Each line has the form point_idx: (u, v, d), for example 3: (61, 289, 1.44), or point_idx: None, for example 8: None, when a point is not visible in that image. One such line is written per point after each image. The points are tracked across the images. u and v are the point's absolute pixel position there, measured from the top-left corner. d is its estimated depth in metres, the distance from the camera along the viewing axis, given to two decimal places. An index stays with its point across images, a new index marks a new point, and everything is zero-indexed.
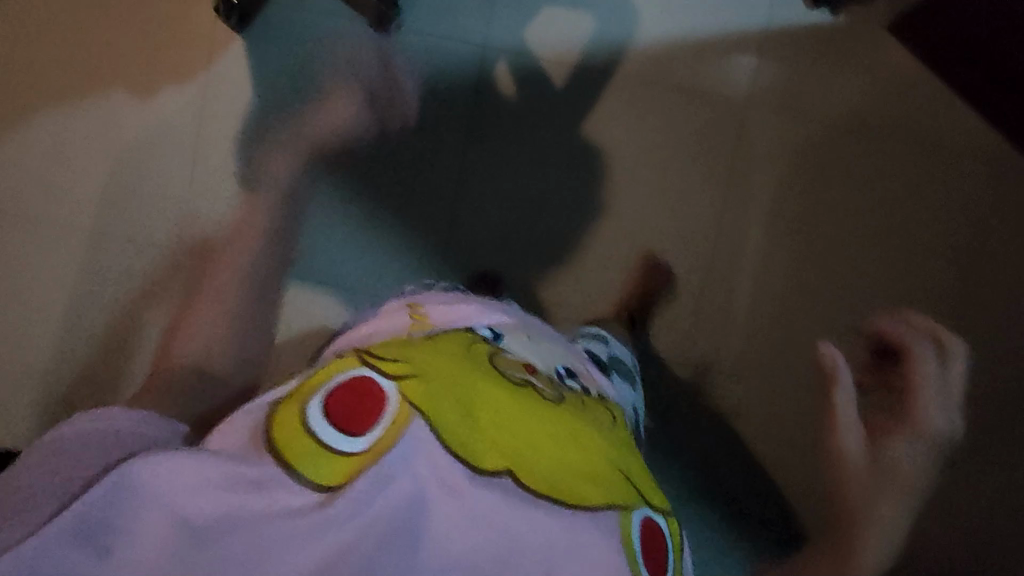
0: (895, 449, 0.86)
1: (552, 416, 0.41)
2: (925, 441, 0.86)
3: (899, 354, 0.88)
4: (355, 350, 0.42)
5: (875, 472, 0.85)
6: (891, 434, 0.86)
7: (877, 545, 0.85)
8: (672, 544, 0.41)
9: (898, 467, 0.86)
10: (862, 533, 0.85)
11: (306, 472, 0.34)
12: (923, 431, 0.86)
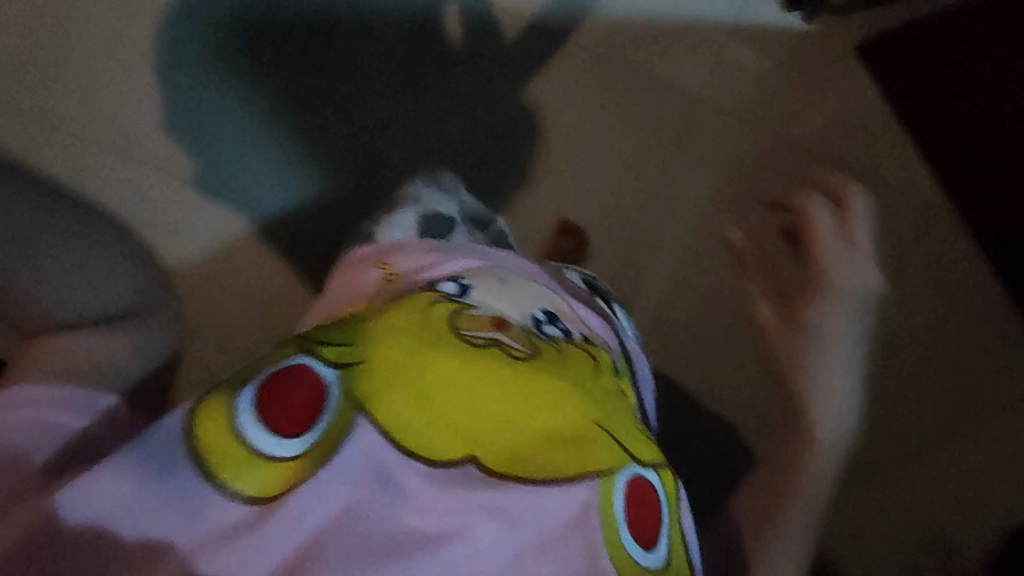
0: (831, 317, 0.49)
1: (512, 383, 0.37)
2: (862, 305, 0.50)
3: (811, 216, 0.51)
4: (299, 334, 0.39)
5: (829, 355, 0.49)
6: (821, 296, 0.49)
7: (830, 440, 0.48)
8: (665, 504, 0.38)
9: (830, 341, 0.49)
10: (826, 421, 0.48)
11: (234, 483, 0.33)
12: (848, 289, 0.49)
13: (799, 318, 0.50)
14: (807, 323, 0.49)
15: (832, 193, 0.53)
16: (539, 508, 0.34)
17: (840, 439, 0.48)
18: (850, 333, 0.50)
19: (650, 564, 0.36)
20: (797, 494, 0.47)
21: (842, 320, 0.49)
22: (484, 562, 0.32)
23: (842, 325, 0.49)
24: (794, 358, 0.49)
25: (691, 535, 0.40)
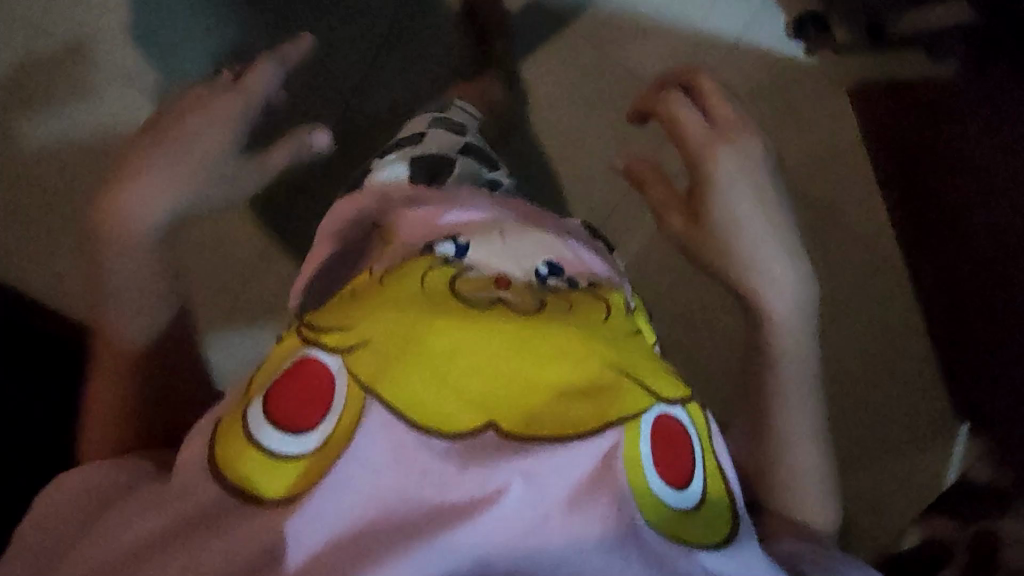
0: (723, 202, 0.49)
1: (507, 336, 0.36)
2: (756, 173, 0.50)
3: (674, 117, 0.51)
4: (299, 322, 0.38)
5: (744, 240, 0.49)
6: (705, 188, 0.50)
7: (782, 320, 0.49)
8: (696, 440, 0.37)
9: (734, 227, 0.49)
10: (774, 304, 0.49)
11: (256, 490, 0.33)
12: (728, 171, 0.49)
13: (703, 211, 0.50)
14: (709, 223, 0.50)
15: (685, 84, 0.52)
16: (568, 458, 0.33)
17: (795, 314, 0.49)
18: (756, 197, 0.49)
19: (684, 504, 0.35)
20: (775, 379, 0.49)
21: (739, 198, 0.49)
22: (521, 523, 0.31)
23: (742, 201, 0.49)
24: (719, 264, 0.50)
25: (728, 466, 0.39)
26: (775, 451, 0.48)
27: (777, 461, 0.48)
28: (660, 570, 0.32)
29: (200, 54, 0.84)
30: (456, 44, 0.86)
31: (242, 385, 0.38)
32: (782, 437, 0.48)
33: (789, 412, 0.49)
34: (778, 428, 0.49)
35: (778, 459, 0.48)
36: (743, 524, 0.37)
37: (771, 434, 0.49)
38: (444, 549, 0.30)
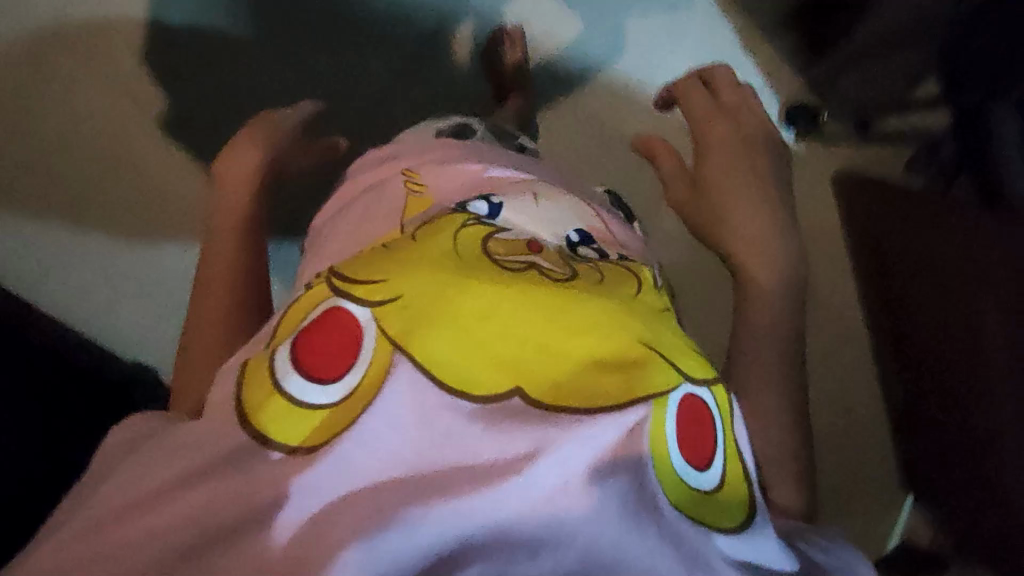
0: (719, 156, 0.61)
1: (533, 295, 0.35)
2: (750, 141, 0.62)
3: (688, 104, 0.69)
4: (327, 270, 0.38)
5: (733, 183, 0.58)
6: (704, 149, 0.63)
7: (769, 291, 0.51)
8: (720, 423, 0.37)
9: (726, 173, 0.59)
10: (760, 274, 0.52)
11: (278, 437, 0.33)
12: (721, 134, 0.63)
13: (704, 167, 0.61)
14: (707, 172, 0.60)
15: (705, 79, 0.70)
16: (594, 432, 0.32)
17: (770, 243, 0.53)
18: (752, 166, 0.59)
19: (705, 486, 0.35)
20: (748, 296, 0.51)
21: (729, 155, 0.61)
22: (541, 493, 0.31)
23: (733, 158, 0.60)
24: (710, 202, 0.58)
25: (749, 452, 0.38)
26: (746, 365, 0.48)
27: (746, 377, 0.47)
28: (675, 549, 0.32)
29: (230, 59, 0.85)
30: (475, 86, 0.88)
31: (267, 329, 0.38)
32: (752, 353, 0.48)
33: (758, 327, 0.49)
34: (750, 344, 0.49)
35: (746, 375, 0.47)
36: (760, 511, 0.37)
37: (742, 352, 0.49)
38: (463, 513, 0.30)
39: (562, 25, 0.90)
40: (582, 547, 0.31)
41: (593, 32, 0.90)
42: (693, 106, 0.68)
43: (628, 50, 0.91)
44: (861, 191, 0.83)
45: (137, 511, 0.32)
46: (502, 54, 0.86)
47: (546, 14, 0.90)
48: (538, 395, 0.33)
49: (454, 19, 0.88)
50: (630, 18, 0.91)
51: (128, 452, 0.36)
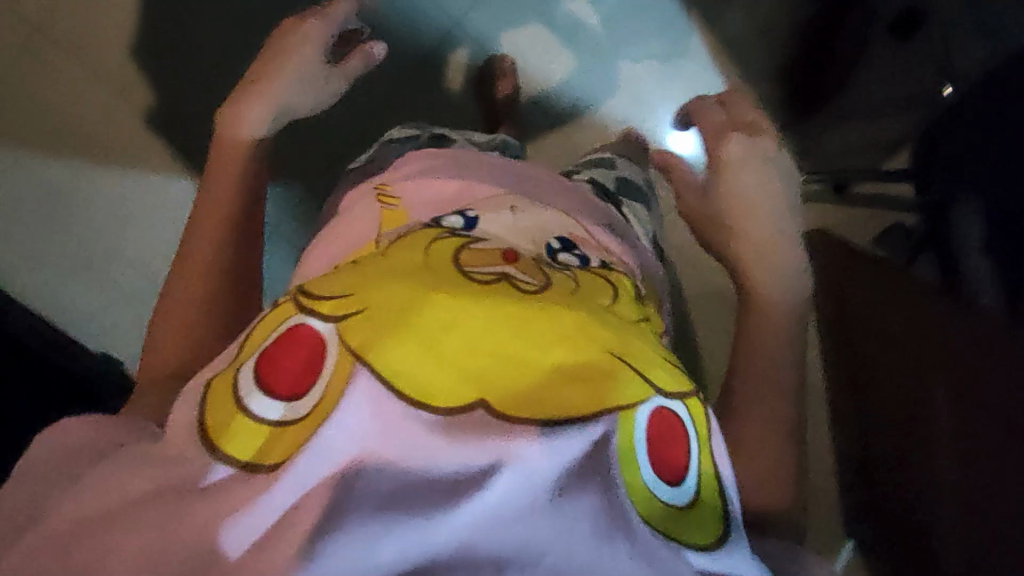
0: (735, 184, 0.50)
1: (498, 307, 0.35)
2: (769, 161, 0.50)
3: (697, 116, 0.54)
4: (295, 289, 0.38)
5: (753, 222, 0.50)
6: (717, 169, 0.51)
7: (778, 317, 0.49)
8: (694, 437, 0.36)
9: (743, 207, 0.50)
10: (768, 298, 0.49)
11: (241, 456, 0.33)
12: (738, 157, 0.50)
13: (714, 196, 0.52)
14: (720, 199, 0.51)
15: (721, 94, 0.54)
16: (561, 443, 0.31)
17: (791, 290, 0.49)
18: (766, 198, 0.50)
19: (678, 502, 0.34)
20: (761, 342, 0.48)
21: (752, 184, 0.50)
22: (506, 508, 0.30)
23: (753, 187, 0.50)
24: (729, 233, 0.51)
25: (726, 464, 0.38)
26: (754, 402, 0.47)
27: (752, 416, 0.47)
28: (648, 565, 0.31)
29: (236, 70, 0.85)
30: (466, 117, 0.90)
31: (235, 347, 0.38)
32: (762, 393, 0.47)
33: (772, 373, 0.48)
34: (757, 383, 0.48)
35: (751, 412, 0.47)
36: (737, 527, 0.36)
37: (748, 386, 0.48)
38: (424, 529, 0.29)
39: (555, 60, 0.91)
40: (551, 564, 0.29)
41: (587, 67, 0.91)
42: (705, 121, 0.53)
43: (618, 88, 0.92)
44: (842, 256, 0.87)
45: (92, 527, 0.32)
46: (493, 85, 0.89)
47: (541, 50, 0.90)
48: (502, 404, 0.32)
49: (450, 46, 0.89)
50: (622, 62, 0.91)
51: (95, 461, 0.35)
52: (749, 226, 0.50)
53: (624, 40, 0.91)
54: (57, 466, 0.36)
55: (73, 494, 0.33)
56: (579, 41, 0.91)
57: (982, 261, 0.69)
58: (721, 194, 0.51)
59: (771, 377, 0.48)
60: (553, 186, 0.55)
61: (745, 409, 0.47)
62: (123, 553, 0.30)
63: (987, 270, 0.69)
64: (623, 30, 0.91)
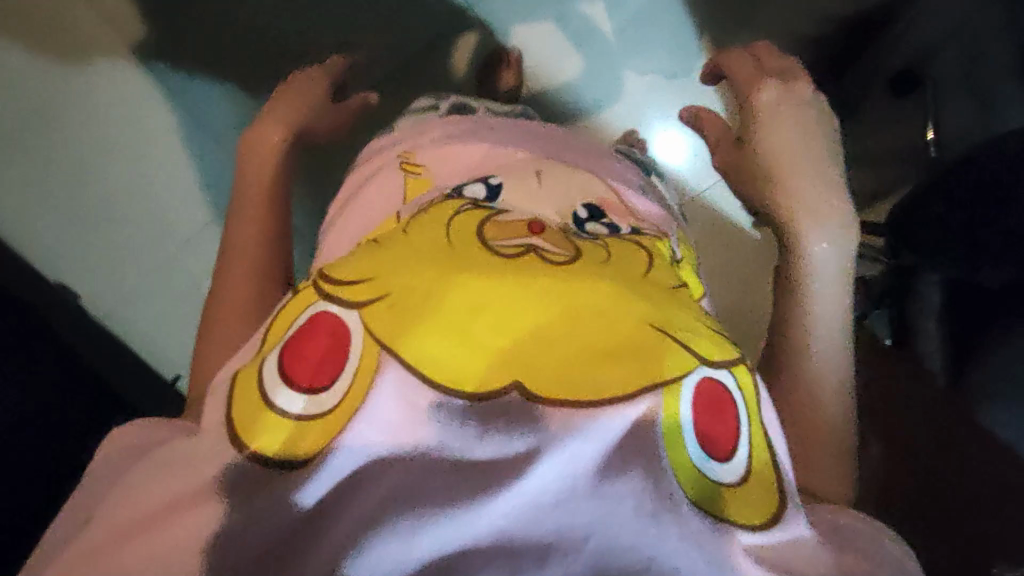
0: (770, 125, 0.48)
1: (528, 282, 0.33)
2: (805, 104, 0.49)
3: (728, 69, 0.54)
4: (316, 273, 0.36)
5: (787, 163, 0.47)
6: (751, 115, 0.50)
7: (826, 259, 0.45)
8: (744, 407, 0.34)
9: (777, 149, 0.48)
10: (814, 242, 0.45)
11: (268, 450, 0.31)
12: (772, 101, 0.49)
13: (745, 139, 0.50)
14: (754, 145, 0.49)
15: (753, 48, 0.55)
16: (602, 425, 0.30)
17: (835, 233, 0.45)
18: (805, 134, 0.48)
19: (727, 479, 0.32)
20: (804, 287, 0.45)
21: (786, 125, 0.48)
22: (545, 495, 0.29)
23: (787, 127, 0.48)
24: (763, 178, 0.48)
25: (778, 437, 0.36)
26: (800, 350, 0.44)
27: (798, 363, 0.44)
28: (696, 547, 0.30)
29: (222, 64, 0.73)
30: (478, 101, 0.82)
31: (257, 337, 0.37)
32: (808, 340, 0.44)
33: (818, 319, 0.44)
34: (803, 330, 0.45)
35: (797, 359, 0.44)
36: (792, 502, 0.34)
37: (793, 333, 0.45)
38: (462, 522, 0.28)
39: (563, 63, 0.86)
40: (594, 550, 0.28)
41: (592, 72, 0.87)
42: (739, 77, 0.53)
43: (619, 100, 0.87)
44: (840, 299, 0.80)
45: (129, 533, 0.30)
46: (496, 76, 0.81)
47: (548, 52, 0.86)
48: (536, 387, 0.31)
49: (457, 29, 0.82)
50: (628, 73, 0.87)
51: (133, 462, 0.34)
52: (779, 156, 0.47)
53: (632, 52, 0.86)
54: (100, 472, 0.35)
55: (113, 500, 0.32)
56: (590, 45, 0.86)
57: (934, 330, 0.59)
58: (750, 137, 0.50)
59: (816, 323, 0.44)
60: (577, 153, 0.53)
61: (794, 357, 0.45)
62: (161, 557, 0.29)
63: (936, 342, 0.58)
64: (633, 41, 0.86)
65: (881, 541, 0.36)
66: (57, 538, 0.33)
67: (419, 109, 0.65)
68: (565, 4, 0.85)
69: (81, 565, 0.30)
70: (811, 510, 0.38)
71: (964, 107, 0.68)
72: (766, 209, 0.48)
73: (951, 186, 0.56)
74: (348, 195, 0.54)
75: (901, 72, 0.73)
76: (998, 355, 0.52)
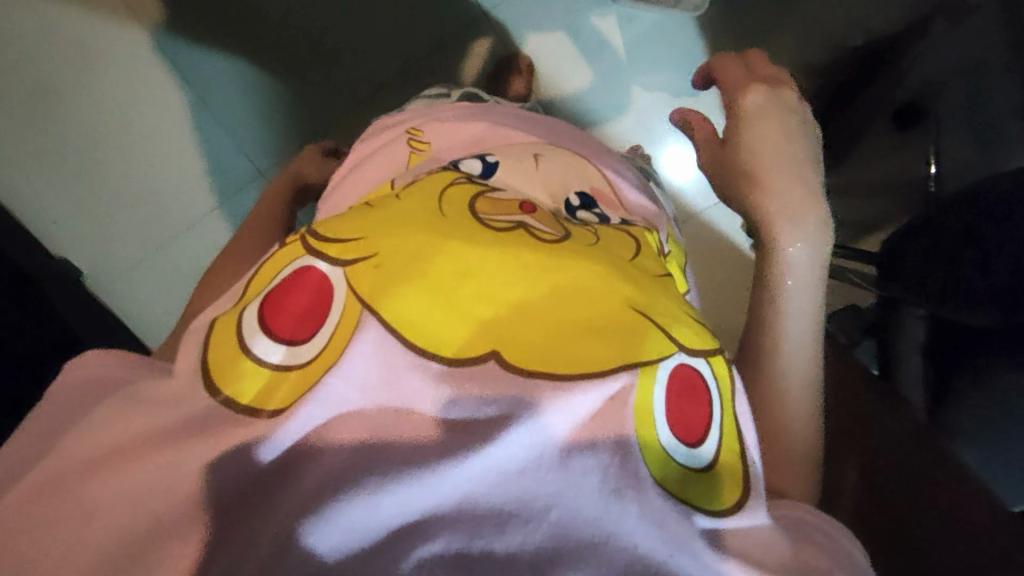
0: (754, 130, 0.48)
1: (512, 258, 0.34)
2: (792, 112, 0.49)
3: (718, 69, 0.54)
4: (304, 229, 0.36)
5: (770, 166, 0.47)
6: (737, 117, 0.50)
7: (802, 265, 0.46)
8: (717, 396, 0.35)
9: (760, 152, 0.47)
10: (791, 249, 0.46)
11: (242, 398, 0.31)
12: (758, 105, 0.49)
13: (728, 139, 0.50)
14: (738, 146, 0.49)
15: (744, 51, 0.55)
16: (575, 399, 0.30)
17: (812, 239, 0.46)
18: (788, 140, 0.48)
19: (695, 463, 0.33)
20: (779, 290, 0.46)
21: (772, 130, 0.48)
22: (512, 463, 0.29)
23: (772, 133, 0.48)
24: (744, 180, 0.48)
25: (748, 427, 0.37)
26: (770, 348, 0.46)
27: (767, 361, 0.46)
28: (658, 527, 0.30)
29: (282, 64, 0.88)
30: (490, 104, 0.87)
31: (239, 288, 0.37)
32: (777, 341, 0.46)
33: (788, 321, 0.46)
34: (773, 330, 0.46)
35: (766, 357, 0.46)
36: (755, 492, 0.35)
37: (762, 332, 0.46)
38: (428, 483, 0.28)
39: (574, 74, 0.92)
40: (555, 520, 0.28)
41: (602, 84, 0.92)
42: (727, 77, 0.52)
43: (628, 112, 0.93)
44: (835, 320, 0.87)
45: (89, 467, 0.30)
46: (508, 82, 0.86)
47: (561, 60, 0.91)
48: (510, 355, 0.31)
49: (472, 34, 0.90)
50: (635, 88, 0.92)
51: (97, 401, 0.34)
52: (760, 159, 0.47)
53: (641, 68, 0.92)
54: (64, 408, 0.35)
55: (80, 434, 0.32)
56: (600, 58, 0.91)
57: (916, 366, 0.64)
58: (734, 138, 0.49)
59: (786, 324, 0.46)
60: (578, 143, 0.54)
61: (765, 357, 0.46)
62: (122, 490, 0.29)
63: (917, 375, 0.64)
64: (643, 56, 0.91)
65: (841, 539, 0.37)
66: (9, 470, 0.32)
67: (432, 94, 0.66)
68: (576, 16, 0.90)
69: (36, 498, 0.30)
70: (775, 505, 0.38)
71: (962, 143, 0.72)
72: (744, 211, 0.49)
73: (944, 225, 0.57)
74: (348, 166, 0.55)
75: (905, 105, 0.76)
76: (983, 393, 0.57)
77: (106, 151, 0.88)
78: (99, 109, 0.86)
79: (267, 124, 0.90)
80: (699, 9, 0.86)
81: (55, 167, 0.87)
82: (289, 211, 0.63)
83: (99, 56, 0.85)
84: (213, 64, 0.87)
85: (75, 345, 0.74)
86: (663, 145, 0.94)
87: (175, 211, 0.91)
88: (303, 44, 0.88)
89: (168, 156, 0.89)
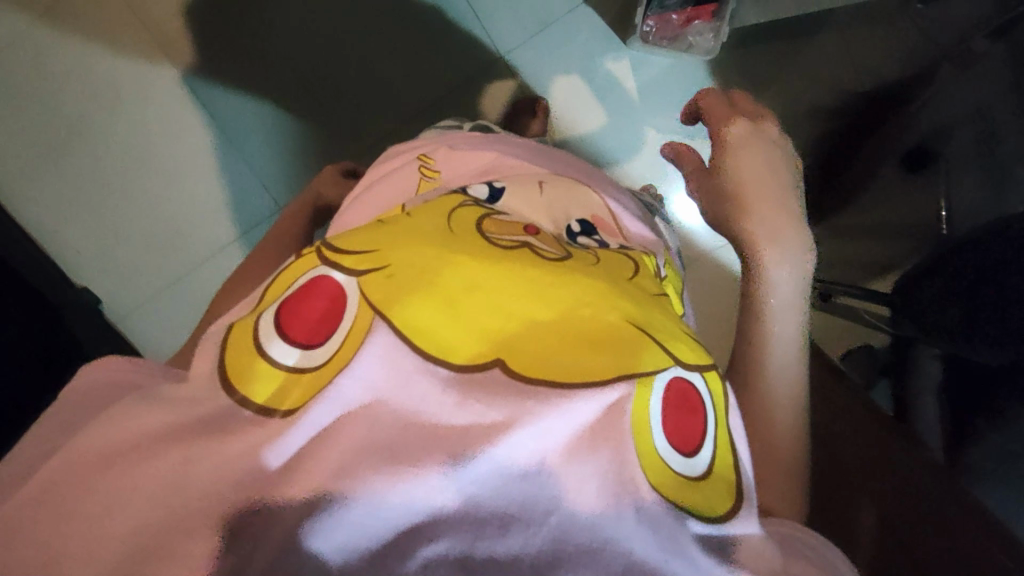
0: (737, 160, 0.50)
1: (517, 272, 0.36)
2: (773, 143, 0.51)
3: (705, 102, 0.55)
4: (319, 242, 0.38)
5: (753, 195, 0.48)
6: (722, 148, 0.51)
7: (786, 285, 0.47)
8: (711, 408, 0.37)
9: (744, 180, 0.49)
10: (774, 274, 0.47)
11: (258, 398, 0.33)
12: (742, 136, 0.50)
13: (714, 171, 0.52)
14: (724, 176, 0.50)
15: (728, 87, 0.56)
16: (577, 406, 0.32)
17: (794, 263, 0.48)
18: (769, 170, 0.49)
19: (691, 473, 0.34)
20: (764, 313, 0.48)
21: (755, 159, 0.49)
22: (513, 467, 0.30)
23: (755, 163, 0.49)
24: (732, 208, 0.49)
25: (742, 442, 0.38)
26: (758, 368, 0.47)
27: (755, 382, 0.47)
28: (654, 532, 0.31)
29: (296, 95, 0.91)
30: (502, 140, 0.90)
31: (256, 295, 0.38)
32: (763, 363, 0.47)
33: (774, 342, 0.47)
34: (761, 352, 0.47)
35: (754, 378, 0.47)
36: (749, 502, 0.36)
37: (751, 354, 0.48)
38: (432, 487, 0.29)
39: (588, 115, 0.95)
40: (555, 525, 0.30)
41: (616, 125, 0.95)
42: (711, 109, 0.54)
43: (641, 152, 0.96)
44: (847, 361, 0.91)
45: (102, 460, 0.31)
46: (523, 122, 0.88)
47: (576, 104, 0.94)
48: (517, 366, 0.33)
49: (490, 75, 0.93)
50: (646, 128, 0.95)
51: (112, 401, 0.36)
52: (742, 188, 0.49)
53: (653, 109, 0.95)
54: (76, 411, 0.36)
55: (93, 428, 0.34)
56: (613, 99, 0.94)
57: (935, 404, 0.68)
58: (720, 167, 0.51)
59: (772, 346, 0.47)
60: (584, 175, 0.56)
61: (753, 375, 0.47)
62: (132, 478, 0.30)
63: (937, 416, 0.67)
64: (654, 98, 0.94)
65: (828, 553, 0.38)
66: (21, 466, 0.33)
67: (450, 126, 0.68)
68: (591, 59, 0.93)
69: (53, 489, 0.31)
70: (766, 520, 0.39)
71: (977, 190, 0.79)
72: (731, 234, 0.50)
73: (956, 266, 0.59)
74: (363, 186, 0.57)
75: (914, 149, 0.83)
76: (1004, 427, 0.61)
77: (128, 187, 0.92)
78: (126, 149, 0.91)
79: (283, 157, 0.92)
80: (711, 54, 0.88)
81: (77, 201, 0.91)
82: (309, 235, 0.65)
83: (126, 82, 0.89)
84: (231, 93, 0.90)
85: (77, 359, 0.76)
86: (670, 184, 0.96)
87: (189, 246, 0.93)
88: (317, 77, 0.91)
89: (188, 193, 0.92)
